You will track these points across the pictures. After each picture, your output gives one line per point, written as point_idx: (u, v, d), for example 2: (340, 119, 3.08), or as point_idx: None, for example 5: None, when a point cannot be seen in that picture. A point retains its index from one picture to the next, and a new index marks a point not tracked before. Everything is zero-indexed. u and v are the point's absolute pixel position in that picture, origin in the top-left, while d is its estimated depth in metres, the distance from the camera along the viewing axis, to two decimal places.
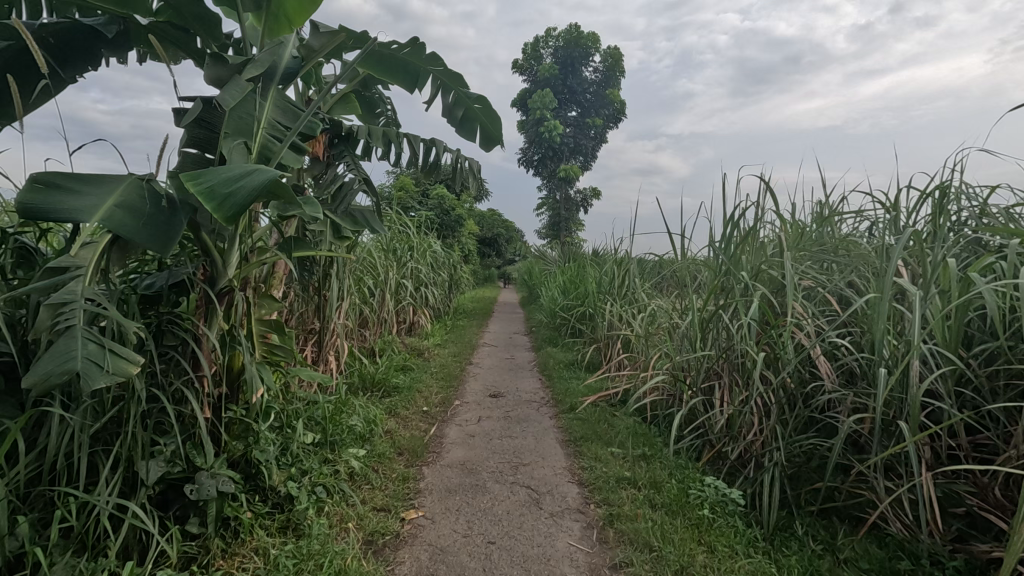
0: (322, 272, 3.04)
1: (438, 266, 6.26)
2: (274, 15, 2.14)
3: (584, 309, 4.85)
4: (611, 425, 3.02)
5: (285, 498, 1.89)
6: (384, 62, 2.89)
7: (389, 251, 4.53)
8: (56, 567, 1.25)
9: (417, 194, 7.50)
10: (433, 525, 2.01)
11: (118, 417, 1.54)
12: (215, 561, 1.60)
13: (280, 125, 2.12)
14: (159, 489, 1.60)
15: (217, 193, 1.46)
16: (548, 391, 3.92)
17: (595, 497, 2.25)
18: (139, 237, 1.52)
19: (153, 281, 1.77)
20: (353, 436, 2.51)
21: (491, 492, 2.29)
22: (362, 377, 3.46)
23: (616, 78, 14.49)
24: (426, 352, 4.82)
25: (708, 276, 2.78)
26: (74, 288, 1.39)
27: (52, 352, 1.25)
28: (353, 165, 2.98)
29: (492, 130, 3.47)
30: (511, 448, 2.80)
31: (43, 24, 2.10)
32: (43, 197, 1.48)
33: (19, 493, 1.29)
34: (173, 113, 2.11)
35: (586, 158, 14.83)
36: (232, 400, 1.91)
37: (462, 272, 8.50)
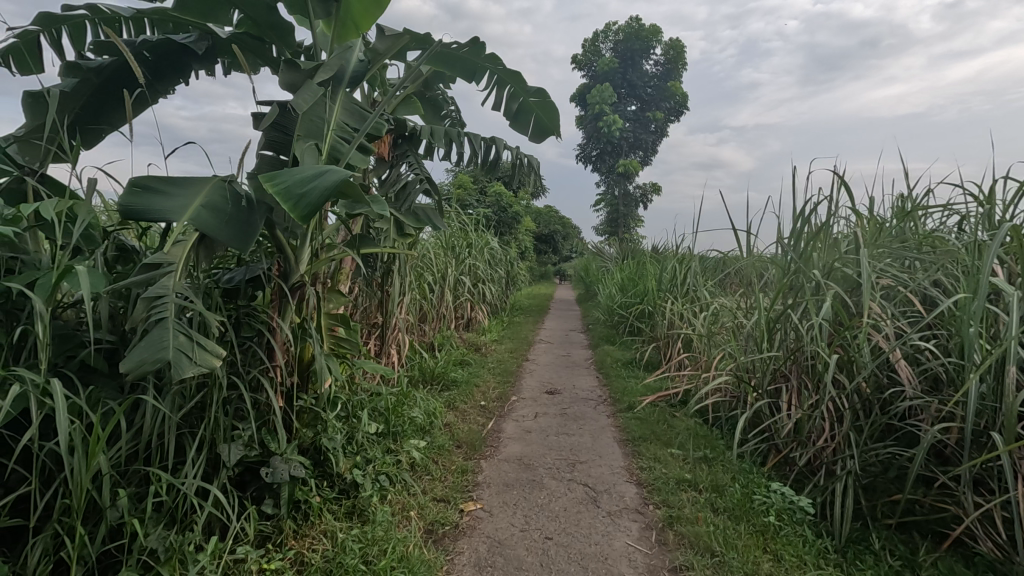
0: (385, 268, 3.14)
1: (495, 263, 6.32)
2: (342, 22, 2.23)
3: (643, 307, 4.76)
4: (670, 426, 2.95)
5: (350, 484, 1.97)
6: (445, 62, 2.94)
7: (448, 248, 4.62)
8: (150, 538, 1.35)
9: (475, 192, 7.60)
10: (491, 518, 2.03)
11: (203, 403, 1.65)
12: (288, 540, 1.69)
13: (348, 127, 2.20)
14: (238, 470, 1.71)
15: (293, 193, 1.54)
16: (606, 390, 3.87)
17: (654, 499, 2.21)
18: (222, 235, 1.63)
19: (232, 276, 1.89)
20: (414, 427, 2.58)
21: (548, 489, 2.29)
22: (423, 370, 3.56)
23: (678, 70, 14.08)
24: (483, 348, 4.88)
25: (776, 274, 2.66)
26: (166, 284, 1.51)
27: (146, 342, 1.37)
28: (415, 165, 3.06)
29: (547, 122, 3.46)
30: (567, 446, 2.79)
31: (142, 40, 2.28)
32: (139, 199, 1.61)
33: (119, 468, 1.41)
34: (251, 118, 2.23)
35: (646, 154, 14.49)
36: (303, 389, 2.01)
37: (519, 269, 8.54)
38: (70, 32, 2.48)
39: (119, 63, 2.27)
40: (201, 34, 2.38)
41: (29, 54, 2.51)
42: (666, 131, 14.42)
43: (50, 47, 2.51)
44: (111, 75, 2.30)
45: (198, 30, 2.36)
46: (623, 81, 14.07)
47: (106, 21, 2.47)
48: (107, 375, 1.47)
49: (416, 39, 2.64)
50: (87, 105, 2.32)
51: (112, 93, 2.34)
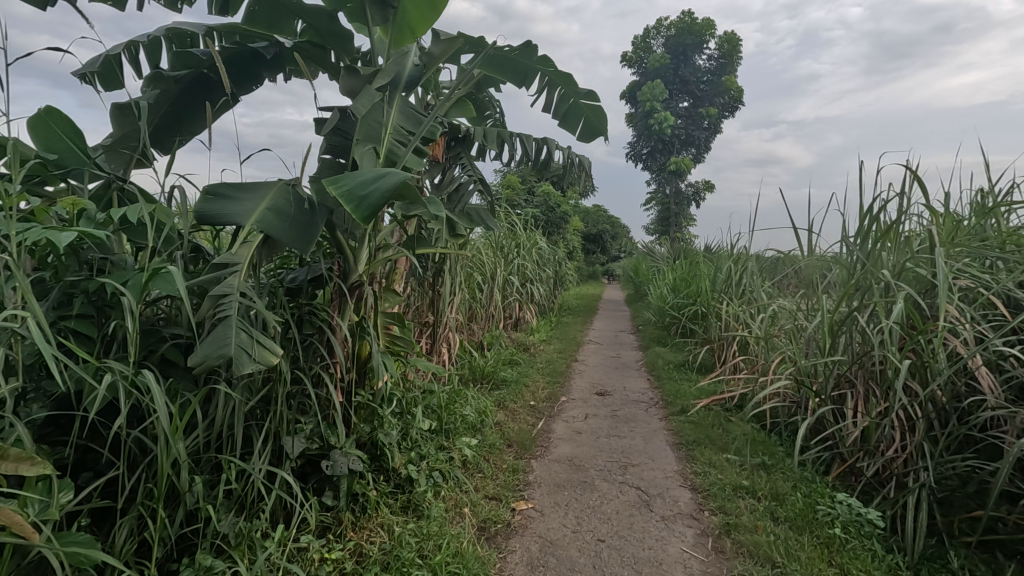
0: (436, 267, 3.19)
1: (543, 264, 6.32)
2: (400, 27, 2.26)
3: (696, 308, 4.64)
4: (725, 431, 2.87)
5: (405, 479, 2.01)
6: (498, 63, 2.96)
7: (497, 248, 4.66)
8: (223, 523, 1.43)
9: (523, 192, 7.62)
10: (543, 518, 2.04)
11: (268, 397, 1.73)
12: (347, 532, 1.75)
13: (404, 130, 2.24)
14: (301, 462, 1.78)
15: (354, 194, 1.59)
16: (657, 392, 3.80)
17: (710, 505, 2.15)
18: (285, 237, 1.70)
19: (296, 276, 1.98)
20: (465, 424, 2.62)
21: (599, 490, 2.27)
22: (473, 368, 3.60)
23: (732, 64, 13.63)
24: (532, 347, 4.88)
25: (841, 274, 2.54)
26: (232, 283, 1.59)
27: (211, 338, 1.44)
28: (467, 166, 3.10)
29: (597, 123, 3.43)
30: (618, 447, 2.76)
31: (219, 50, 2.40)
32: (212, 204, 1.71)
33: (194, 456, 1.49)
34: (313, 124, 2.32)
35: (699, 151, 14.08)
36: (360, 385, 2.08)
37: (568, 269, 8.50)
38: (147, 48, 2.64)
39: (196, 73, 2.41)
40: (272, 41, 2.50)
41: (110, 71, 2.68)
42: (719, 127, 14.01)
43: (129, 63, 2.67)
44: (188, 84, 2.44)
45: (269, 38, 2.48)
46: (674, 77, 13.76)
47: (180, 37, 2.61)
48: (184, 368, 1.56)
49: (470, 43, 2.67)
50: (167, 114, 2.46)
51: (193, 102, 2.48)
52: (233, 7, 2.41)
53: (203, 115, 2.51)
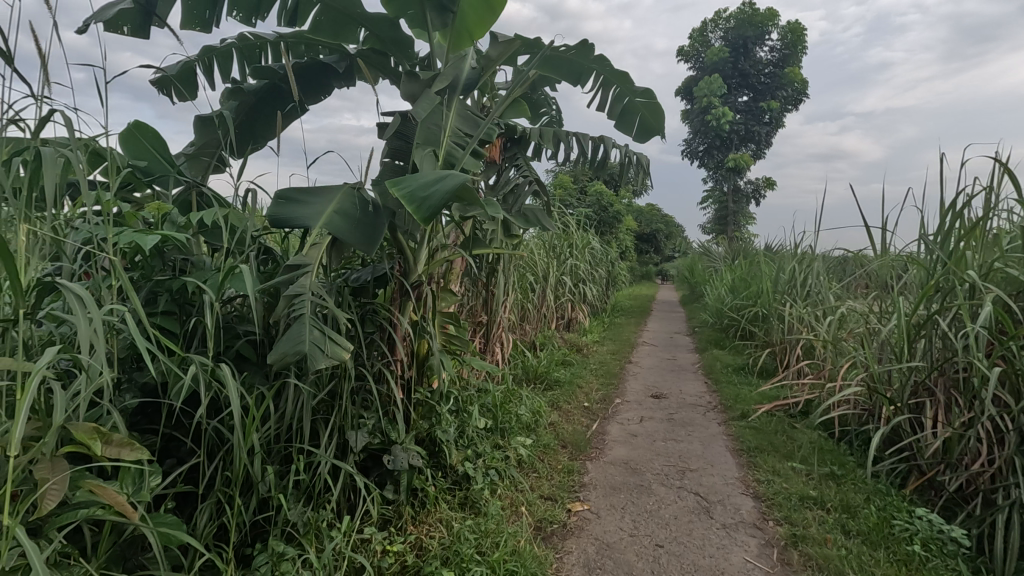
0: (490, 267, 3.22)
1: (596, 263, 6.27)
2: (457, 31, 2.29)
3: (756, 310, 4.47)
4: (790, 439, 2.75)
5: (463, 476, 2.05)
6: (553, 64, 2.96)
7: (550, 249, 4.65)
8: (293, 512, 1.49)
9: (575, 191, 7.57)
10: (599, 520, 2.02)
11: (333, 392, 1.80)
12: (407, 525, 1.80)
13: (462, 133, 2.28)
14: (363, 456, 1.83)
15: (416, 197, 1.63)
16: (715, 396, 3.69)
17: (775, 514, 2.06)
18: (352, 238, 1.78)
19: (360, 275, 2.04)
20: (520, 424, 2.63)
21: (656, 495, 2.23)
22: (526, 368, 3.61)
23: (795, 55, 13.03)
24: (584, 348, 4.85)
25: (919, 275, 2.38)
26: (303, 283, 1.67)
27: (287, 335, 1.52)
28: (522, 166, 3.12)
29: (653, 122, 3.37)
30: (676, 452, 2.70)
31: (293, 63, 2.52)
32: (284, 208, 1.80)
33: (267, 446, 1.57)
34: (375, 128, 2.40)
35: (758, 147, 13.56)
36: (419, 382, 2.13)
37: (621, 269, 8.38)
38: (220, 58, 2.78)
39: (271, 84, 2.53)
40: (340, 54, 2.61)
41: (187, 79, 2.85)
42: (781, 121, 13.44)
43: (204, 72, 2.83)
44: (263, 95, 2.56)
45: (337, 51, 2.59)
46: (732, 71, 13.30)
47: (251, 48, 2.74)
48: (257, 362, 1.64)
49: (526, 45, 2.68)
50: (243, 123, 2.60)
51: (267, 112, 2.61)
52: (301, 18, 2.51)
53: (275, 124, 2.64)
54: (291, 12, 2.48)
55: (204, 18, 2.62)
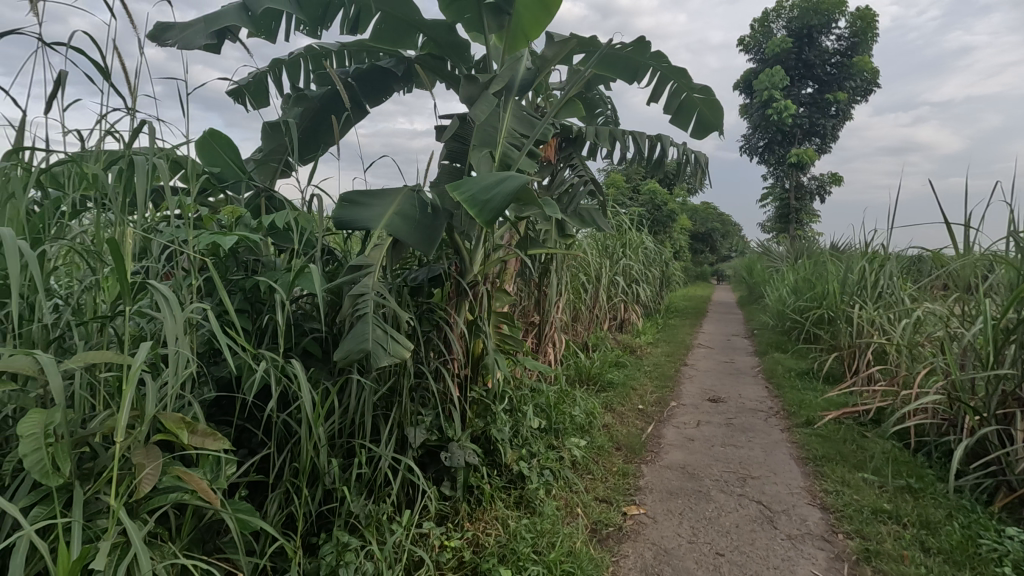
0: (543, 267, 3.22)
1: (649, 263, 6.15)
2: (513, 33, 2.31)
3: (821, 312, 4.27)
4: (860, 448, 2.61)
5: (517, 475, 2.06)
6: (608, 62, 2.93)
7: (602, 249, 4.61)
8: (355, 504, 1.54)
9: (628, 190, 7.45)
10: (656, 525, 1.98)
11: (392, 389, 1.84)
12: (463, 521, 1.82)
13: (518, 134, 2.29)
14: (421, 452, 1.87)
15: (477, 199, 1.65)
16: (778, 401, 3.55)
17: (844, 527, 1.96)
18: (412, 239, 1.82)
19: (418, 275, 2.09)
20: (574, 425, 2.62)
21: (715, 502, 2.16)
22: (579, 369, 3.59)
23: (864, 43, 12.34)
24: (638, 350, 4.77)
25: (1008, 275, 2.20)
26: (367, 283, 1.72)
27: (352, 333, 1.57)
28: (577, 166, 3.10)
29: (712, 118, 3.27)
30: (736, 458, 2.61)
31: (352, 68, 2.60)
32: (348, 210, 1.86)
33: (331, 440, 1.63)
34: (433, 131, 2.45)
35: (823, 141, 12.91)
36: (474, 381, 2.16)
37: (675, 269, 8.19)
38: (288, 68, 2.91)
39: (333, 90, 2.62)
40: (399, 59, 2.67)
41: (259, 89, 3.00)
42: (848, 113, 12.76)
43: (274, 82, 2.97)
44: (325, 101, 2.66)
45: (397, 56, 2.66)
46: (795, 62, 12.75)
47: (316, 56, 2.84)
48: (322, 359, 1.70)
49: (582, 44, 2.66)
50: (306, 130, 2.70)
51: (328, 117, 2.69)
52: (362, 25, 2.59)
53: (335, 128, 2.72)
54: (352, 20, 2.56)
55: (270, 28, 2.73)
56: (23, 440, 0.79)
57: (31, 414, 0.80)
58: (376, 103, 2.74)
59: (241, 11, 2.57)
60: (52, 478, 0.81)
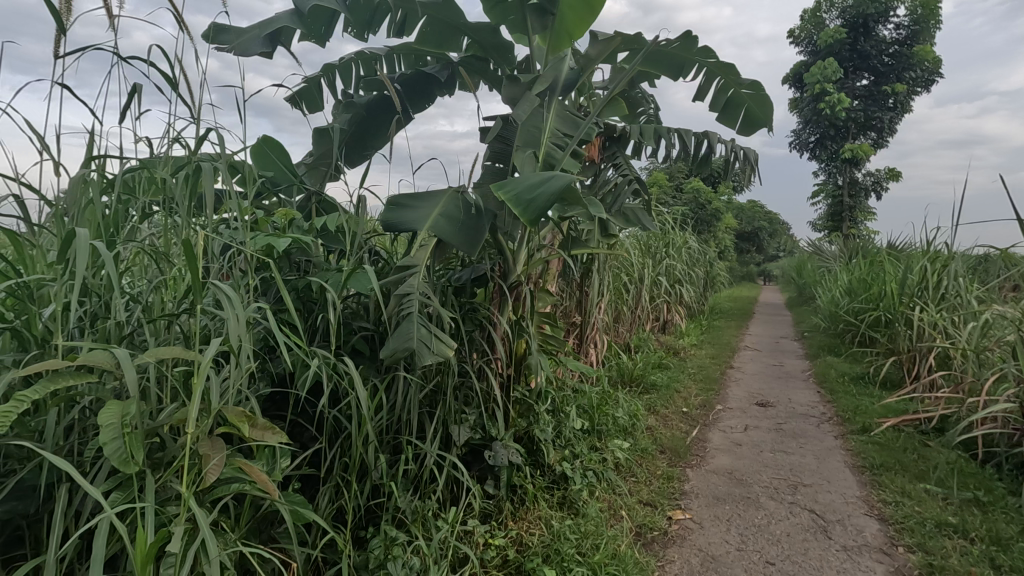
0: (585, 267, 3.20)
1: (693, 263, 6.02)
2: (557, 33, 2.30)
3: (878, 314, 4.08)
4: (922, 458, 2.48)
5: (561, 476, 2.05)
6: (653, 59, 2.88)
7: (645, 249, 4.54)
8: (402, 500, 1.57)
9: (671, 189, 7.31)
10: (703, 531, 1.94)
11: (437, 387, 1.87)
12: (507, 520, 1.83)
13: (562, 134, 2.29)
14: (465, 450, 1.89)
15: (522, 199, 1.66)
16: (830, 407, 3.41)
17: (905, 540, 1.87)
18: (457, 240, 1.84)
19: (462, 275, 2.11)
20: (617, 427, 2.59)
21: (765, 509, 2.10)
22: (621, 371, 3.55)
23: (925, 30, 11.70)
24: (681, 352, 4.68)
25: None
26: (412, 283, 1.76)
27: (397, 332, 1.61)
28: (620, 165, 3.07)
29: (761, 114, 3.18)
30: (787, 464, 2.53)
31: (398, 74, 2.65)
32: (395, 212, 1.90)
33: (379, 436, 1.67)
34: (478, 133, 2.48)
35: (879, 135, 12.33)
36: (517, 381, 2.16)
37: (720, 269, 7.98)
38: (339, 73, 3.00)
39: (380, 95, 2.68)
40: (443, 63, 2.71)
41: (312, 95, 3.11)
42: (907, 105, 12.14)
43: (326, 87, 3.07)
44: (372, 107, 2.72)
45: (441, 61, 2.70)
46: (849, 53, 12.21)
47: (366, 61, 2.92)
48: (370, 357, 1.74)
49: (626, 42, 2.64)
50: (354, 134, 2.77)
51: (375, 122, 2.76)
52: (409, 29, 2.64)
53: (382, 133, 2.78)
54: (399, 24, 2.61)
55: (320, 33, 2.82)
56: (102, 429, 0.85)
57: (109, 405, 0.86)
58: (420, 109, 2.79)
59: (293, 15, 2.67)
60: (128, 466, 0.87)
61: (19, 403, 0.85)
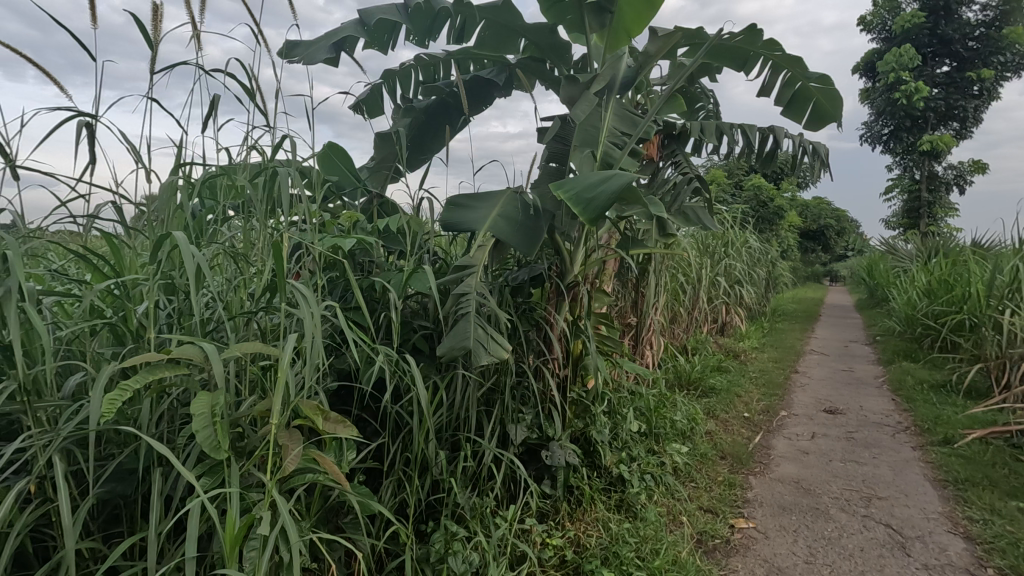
0: (642, 268, 3.15)
1: (754, 263, 5.80)
2: (615, 30, 2.28)
3: (962, 318, 3.80)
4: (1013, 474, 2.29)
5: (618, 478, 2.03)
6: (715, 53, 2.81)
7: (703, 248, 4.41)
8: (460, 496, 1.60)
9: (730, 187, 7.07)
10: (768, 541, 1.87)
11: (494, 386, 1.89)
12: (564, 521, 1.83)
13: (620, 133, 2.26)
14: (522, 449, 1.90)
15: (581, 198, 1.65)
16: (907, 415, 3.21)
17: (995, 561, 1.74)
18: (514, 240, 1.85)
19: (518, 275, 2.13)
20: (675, 431, 2.53)
21: (836, 521, 2.00)
22: (678, 373, 3.47)
23: (1017, 11, 10.80)
24: (741, 355, 4.52)
25: None
26: (470, 283, 1.79)
27: (454, 331, 1.63)
28: (681, 163, 3.00)
29: (831, 109, 3.03)
30: (859, 475, 2.40)
31: (459, 78, 2.71)
32: (453, 214, 1.94)
33: (437, 433, 1.70)
34: (536, 133, 2.49)
35: (962, 125, 11.46)
36: (574, 381, 2.16)
37: (783, 269, 7.65)
38: (400, 79, 3.09)
39: (440, 100, 2.74)
40: (501, 67, 2.73)
41: (374, 101, 3.20)
42: (994, 92, 11.23)
43: (387, 93, 3.16)
44: (433, 111, 2.79)
45: (499, 64, 2.73)
46: (928, 38, 11.41)
47: (426, 67, 2.99)
48: (429, 355, 1.79)
49: (686, 37, 2.58)
50: (415, 138, 2.84)
51: (435, 126, 2.83)
52: (467, 34, 2.69)
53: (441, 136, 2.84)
54: (458, 30, 2.66)
55: (382, 41, 2.90)
56: (195, 418, 0.91)
57: (200, 396, 0.92)
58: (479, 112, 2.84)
59: (358, 26, 2.77)
60: (217, 453, 0.93)
61: (121, 392, 0.93)
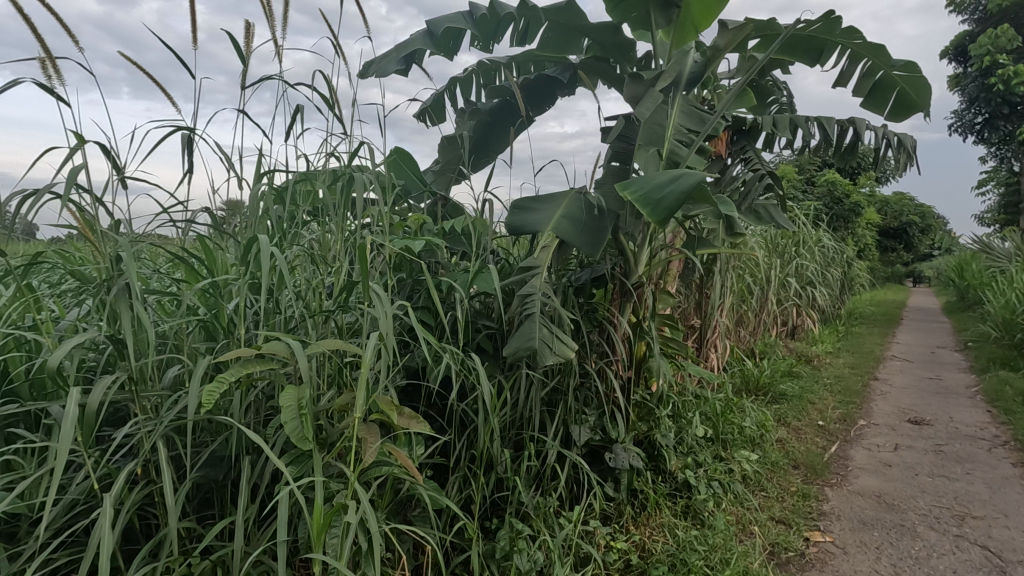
0: (707, 268, 3.06)
1: (828, 263, 5.50)
2: (682, 25, 2.24)
3: None
4: None
5: (683, 483, 1.99)
6: (789, 44, 2.69)
7: (772, 248, 4.23)
8: (525, 495, 1.61)
9: (802, 183, 6.73)
10: (847, 556, 1.77)
11: (557, 386, 1.89)
12: (628, 524, 1.81)
13: (687, 130, 2.21)
14: (585, 450, 1.90)
15: (649, 198, 1.63)
16: (1005, 429, 2.95)
17: None
18: (577, 241, 1.85)
19: (581, 275, 2.11)
20: (744, 437, 2.44)
21: (924, 540, 1.86)
22: (746, 377, 3.34)
23: None
24: (814, 359, 4.29)
25: None
26: (535, 284, 1.80)
27: (520, 331, 1.65)
28: (752, 160, 2.88)
29: (918, 97, 2.83)
30: (949, 491, 2.23)
31: (521, 77, 2.73)
32: (517, 217, 1.96)
33: (502, 431, 1.72)
34: (600, 133, 2.47)
35: None
36: (638, 383, 2.12)
37: (860, 269, 7.20)
38: (463, 83, 3.14)
39: (503, 100, 2.78)
40: (564, 65, 2.73)
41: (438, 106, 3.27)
42: None
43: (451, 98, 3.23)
44: (496, 113, 2.83)
45: (562, 63, 2.73)
46: None
47: (488, 70, 3.03)
48: (494, 354, 1.81)
49: (757, 29, 2.48)
50: (479, 140, 2.88)
51: (498, 127, 2.86)
52: (531, 36, 2.70)
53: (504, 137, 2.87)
54: (522, 32, 2.68)
55: (449, 48, 2.96)
56: (283, 410, 0.97)
57: (288, 389, 0.98)
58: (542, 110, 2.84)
59: (426, 36, 2.84)
60: (303, 443, 0.99)
61: (219, 384, 1.01)
